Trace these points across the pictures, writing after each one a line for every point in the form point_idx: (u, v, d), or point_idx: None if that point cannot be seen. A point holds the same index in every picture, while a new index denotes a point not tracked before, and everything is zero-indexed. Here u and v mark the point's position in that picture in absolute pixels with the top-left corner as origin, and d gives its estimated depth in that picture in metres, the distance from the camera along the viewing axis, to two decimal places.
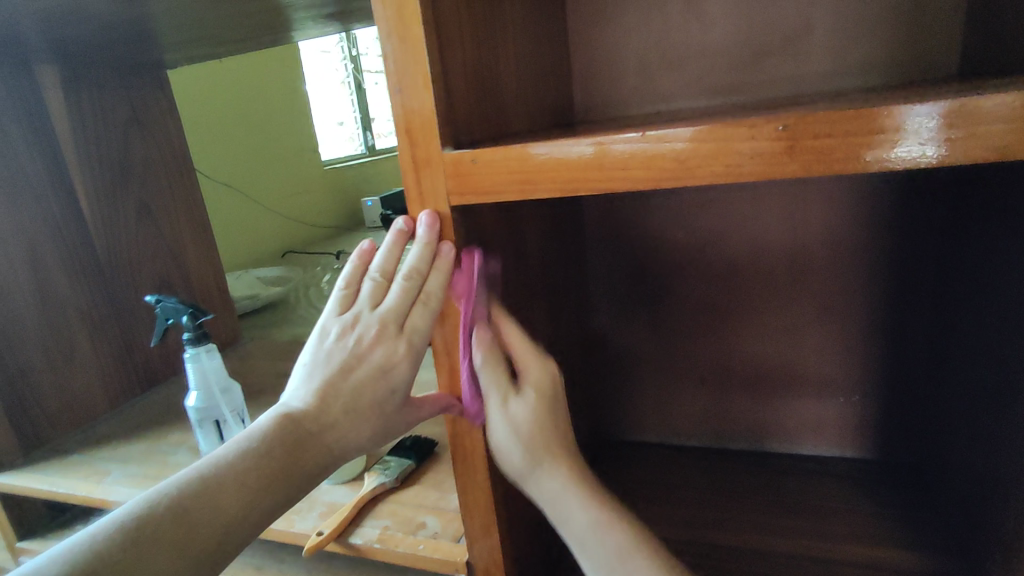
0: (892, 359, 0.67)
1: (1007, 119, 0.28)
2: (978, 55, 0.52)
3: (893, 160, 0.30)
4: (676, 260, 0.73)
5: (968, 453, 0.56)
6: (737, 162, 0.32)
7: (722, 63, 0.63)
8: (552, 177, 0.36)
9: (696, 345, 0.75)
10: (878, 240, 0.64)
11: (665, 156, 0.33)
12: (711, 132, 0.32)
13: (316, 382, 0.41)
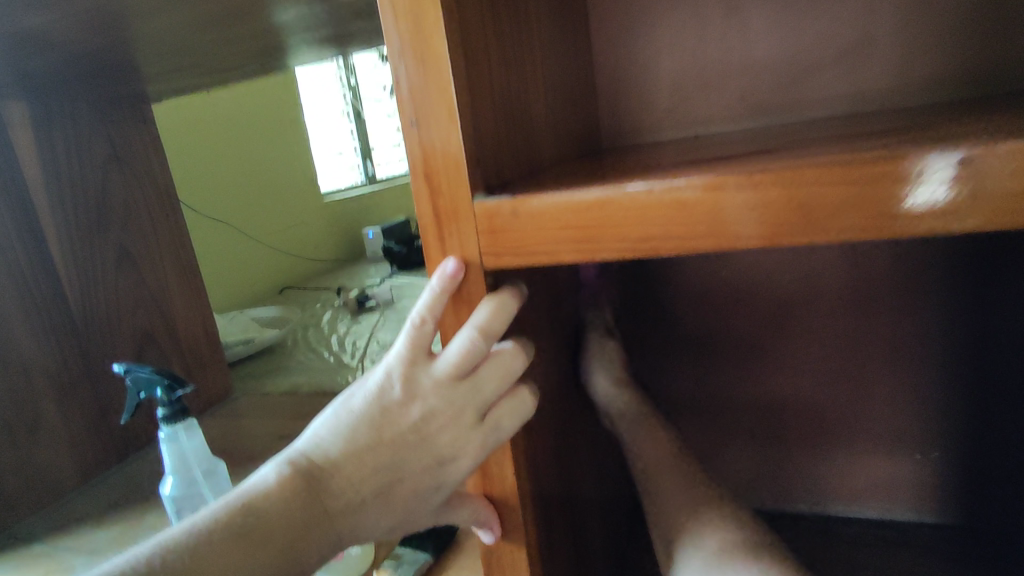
0: (975, 411, 0.58)
1: None
2: None
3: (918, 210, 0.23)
4: (718, 301, 0.65)
5: None
6: (823, 216, 0.25)
7: (771, 81, 0.56)
8: (609, 232, 0.28)
9: (744, 396, 0.66)
10: (953, 277, 0.56)
11: (742, 205, 0.26)
12: (787, 177, 0.25)
13: (357, 449, 0.31)
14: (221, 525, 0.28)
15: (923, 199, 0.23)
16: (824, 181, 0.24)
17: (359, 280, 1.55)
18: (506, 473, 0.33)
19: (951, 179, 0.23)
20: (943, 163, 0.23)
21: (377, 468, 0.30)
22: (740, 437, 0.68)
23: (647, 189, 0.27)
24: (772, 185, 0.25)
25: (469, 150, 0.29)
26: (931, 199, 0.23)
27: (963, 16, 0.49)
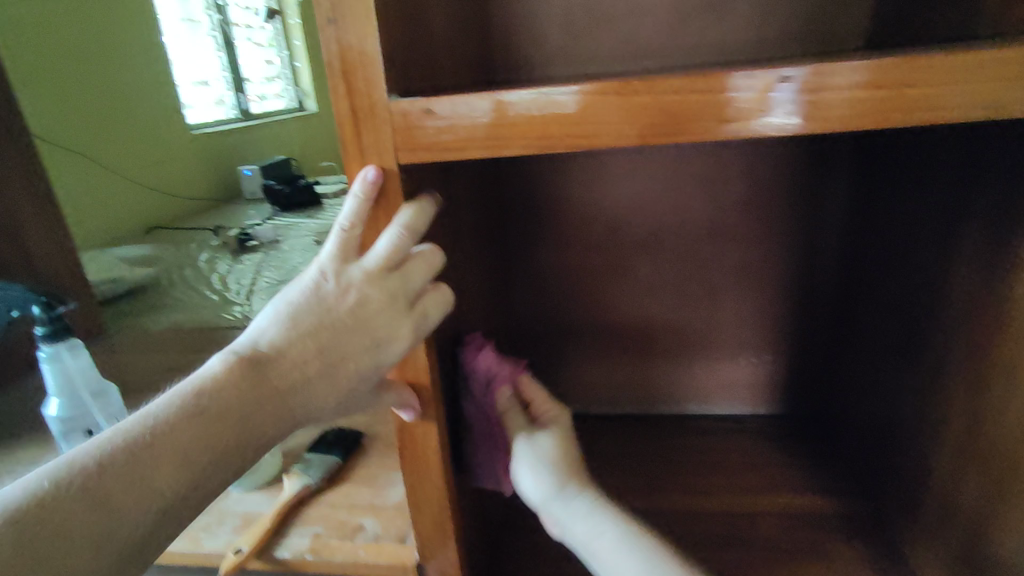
0: (800, 318, 0.71)
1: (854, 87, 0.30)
2: (889, 27, 0.55)
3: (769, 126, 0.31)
4: (601, 229, 0.71)
5: (867, 394, 0.61)
6: (659, 121, 0.31)
7: (652, 22, 0.61)
8: (518, 134, 0.32)
9: (620, 313, 0.75)
10: (792, 208, 0.67)
11: (600, 111, 0.31)
12: (635, 89, 0.31)
13: (297, 339, 0.34)
14: (171, 416, 0.32)
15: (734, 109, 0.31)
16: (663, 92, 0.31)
17: (238, 219, 1.47)
18: (419, 357, 0.37)
19: (793, 97, 0.30)
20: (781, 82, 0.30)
21: (314, 356, 0.34)
22: (619, 350, 0.77)
23: (524, 97, 0.31)
24: (623, 94, 0.31)
25: (384, 52, 0.32)
26: (774, 116, 0.31)
27: None
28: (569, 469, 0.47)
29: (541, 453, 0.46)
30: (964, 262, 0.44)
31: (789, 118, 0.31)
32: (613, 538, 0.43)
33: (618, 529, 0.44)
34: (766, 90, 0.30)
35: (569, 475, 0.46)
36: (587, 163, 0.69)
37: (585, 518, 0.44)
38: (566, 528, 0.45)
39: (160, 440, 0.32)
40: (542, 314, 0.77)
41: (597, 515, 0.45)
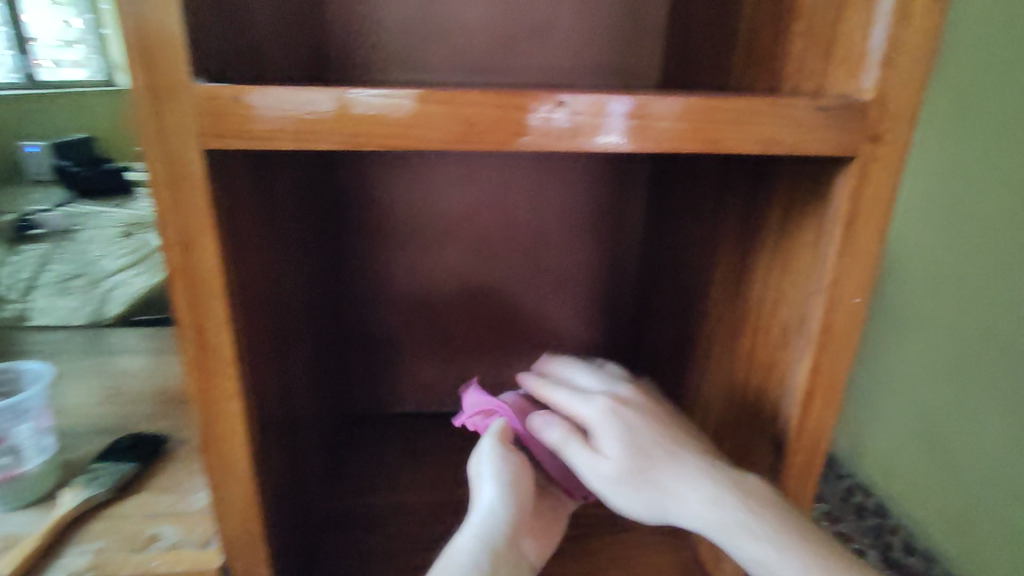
0: (609, 320, 0.80)
1: (673, 118, 0.34)
2: (675, 72, 0.66)
3: (601, 142, 0.35)
4: (433, 232, 0.74)
5: (659, 383, 0.71)
6: (477, 130, 0.34)
7: (481, 41, 0.66)
8: (362, 129, 0.33)
9: (451, 313, 0.79)
10: (602, 221, 0.75)
11: (423, 115, 0.33)
12: (470, 99, 0.34)
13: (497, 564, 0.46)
14: None
15: (555, 124, 0.34)
16: (492, 104, 0.34)
17: None
18: (224, 347, 0.36)
19: (626, 120, 0.34)
20: (617, 107, 0.34)
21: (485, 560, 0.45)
22: (451, 349, 0.81)
23: (369, 96, 0.33)
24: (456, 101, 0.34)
25: (187, 34, 0.31)
26: (603, 135, 0.35)
27: (609, 21, 0.68)
28: (635, 440, 0.44)
29: (608, 443, 0.45)
30: (723, 265, 0.56)
31: (617, 139, 0.35)
32: (720, 484, 0.43)
33: (728, 476, 0.43)
34: (602, 111, 0.34)
35: (642, 441, 0.44)
36: (418, 168, 0.71)
37: (666, 479, 0.43)
38: (658, 502, 0.43)
39: None
40: (375, 314, 0.78)
41: (688, 474, 0.43)
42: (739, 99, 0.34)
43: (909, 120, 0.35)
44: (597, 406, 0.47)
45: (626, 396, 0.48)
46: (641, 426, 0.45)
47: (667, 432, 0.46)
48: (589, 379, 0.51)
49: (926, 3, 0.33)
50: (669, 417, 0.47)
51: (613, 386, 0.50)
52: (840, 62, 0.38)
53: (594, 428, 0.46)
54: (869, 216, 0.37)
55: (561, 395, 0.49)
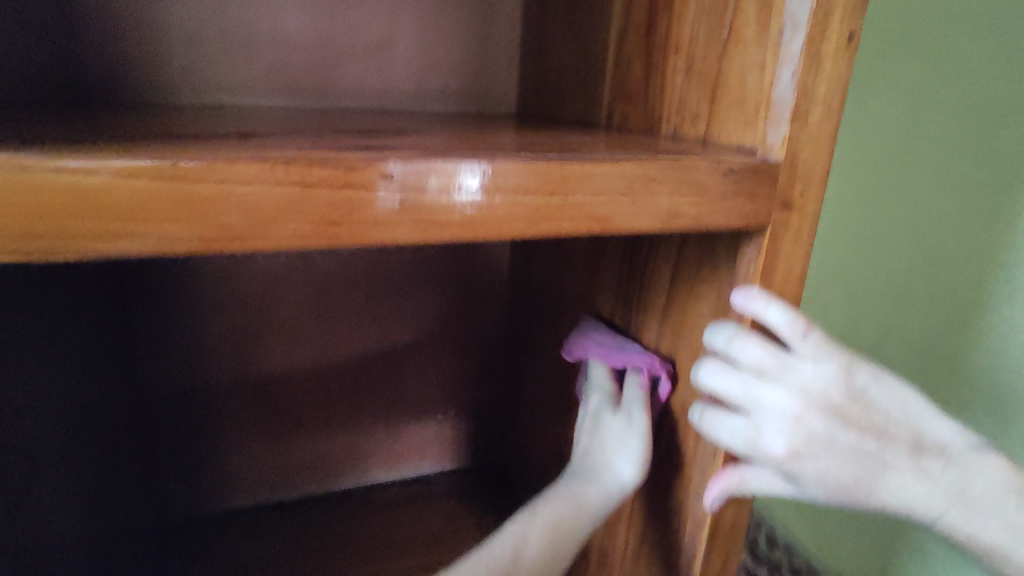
0: (477, 372, 0.72)
1: (542, 182, 0.25)
2: (532, 101, 0.59)
3: (449, 209, 0.24)
4: (256, 290, 0.60)
5: (540, 444, 0.64)
6: (297, 217, 0.23)
7: (302, 59, 0.54)
8: (157, 208, 0.21)
9: (289, 385, 0.64)
10: (461, 264, 0.66)
11: (225, 192, 0.21)
12: (282, 172, 0.22)
13: (546, 532, 0.40)
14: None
15: (401, 204, 0.24)
16: (319, 181, 0.22)
17: None
18: None
19: (483, 191, 0.25)
20: (470, 175, 0.24)
21: (562, 522, 0.40)
22: (297, 421, 0.66)
23: (169, 160, 0.21)
24: (263, 177, 0.22)
25: None
26: (457, 199, 0.24)
27: (455, 39, 0.59)
28: (849, 446, 0.31)
29: (817, 466, 0.31)
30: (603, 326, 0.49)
31: (474, 206, 0.25)
32: (938, 465, 0.33)
33: (938, 446, 0.33)
34: (450, 183, 0.24)
35: (851, 452, 0.31)
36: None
37: (906, 482, 0.32)
38: (896, 508, 0.33)
39: None
40: (186, 394, 0.60)
41: (900, 468, 0.32)
42: (614, 161, 0.26)
43: (821, 182, 0.30)
44: (777, 431, 0.31)
45: (833, 398, 0.31)
46: (841, 432, 0.31)
47: (875, 415, 0.32)
48: (762, 355, 0.31)
49: (835, 47, 0.28)
50: (874, 396, 0.32)
51: (821, 375, 0.31)
52: (731, 109, 0.32)
53: (800, 468, 0.32)
54: (782, 292, 0.31)
55: (730, 424, 0.33)
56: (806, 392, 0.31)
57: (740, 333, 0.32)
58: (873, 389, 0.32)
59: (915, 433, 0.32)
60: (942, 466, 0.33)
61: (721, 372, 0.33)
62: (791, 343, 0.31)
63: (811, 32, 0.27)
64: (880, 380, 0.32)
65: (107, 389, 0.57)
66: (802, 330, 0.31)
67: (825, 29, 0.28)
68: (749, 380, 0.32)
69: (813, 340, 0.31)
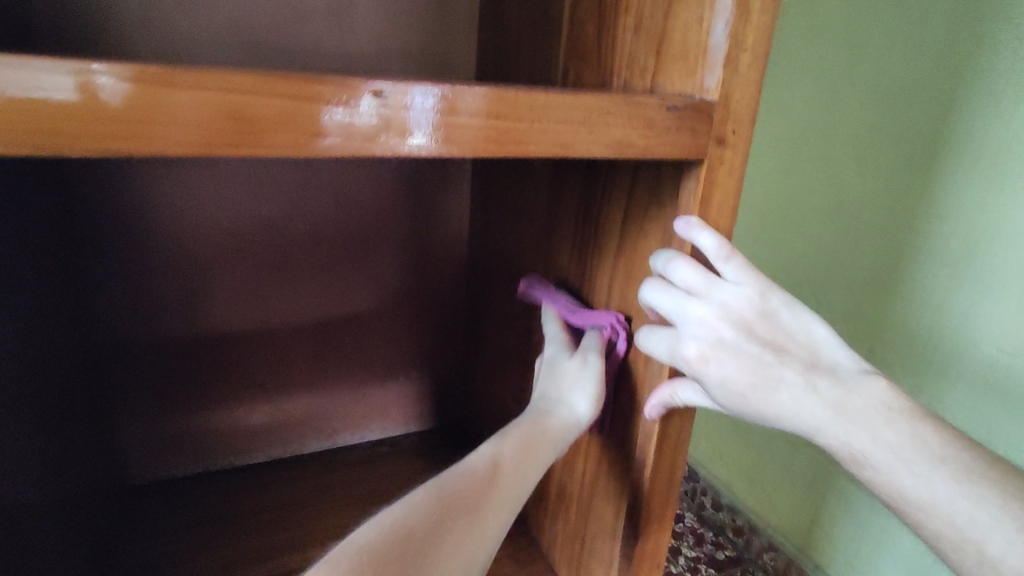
0: (439, 333, 0.74)
1: (488, 112, 0.28)
2: (490, 65, 0.62)
3: (399, 133, 0.27)
4: (217, 251, 0.60)
5: (500, 396, 0.67)
6: (253, 130, 0.25)
7: (262, 19, 0.56)
8: (118, 119, 0.23)
9: (253, 346, 0.65)
10: (422, 226, 0.69)
11: (183, 108, 0.24)
12: (233, 85, 0.25)
13: (518, 450, 0.42)
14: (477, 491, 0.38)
15: (350, 122, 0.27)
16: (270, 96, 0.25)
17: None
18: None
19: (430, 115, 0.28)
20: (416, 98, 0.27)
21: (534, 446, 0.42)
22: (263, 377, 0.67)
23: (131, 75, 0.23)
24: (217, 89, 0.24)
25: None
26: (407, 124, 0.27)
27: (415, 4, 0.61)
28: (748, 354, 0.35)
29: (720, 370, 0.36)
30: (561, 273, 0.52)
31: (426, 133, 0.28)
32: (833, 387, 0.34)
33: (837, 371, 0.35)
34: (396, 105, 0.27)
35: (750, 360, 0.35)
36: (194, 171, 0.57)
37: (798, 397, 0.35)
38: (789, 421, 0.35)
39: (470, 507, 0.37)
40: (150, 346, 0.61)
41: (794, 383, 0.35)
42: (562, 95, 0.30)
43: (751, 122, 0.34)
44: (690, 338, 0.36)
45: (740, 313, 0.35)
46: (743, 342, 0.35)
47: (779, 333, 0.35)
48: (688, 273, 0.35)
49: (762, 1, 0.32)
50: (782, 318, 0.36)
51: (731, 292, 0.35)
52: (674, 60, 0.36)
53: (705, 372, 0.36)
54: (718, 221, 0.36)
55: (659, 336, 0.37)
56: (719, 306, 0.35)
57: (676, 255, 0.36)
58: (783, 312, 0.36)
59: (817, 354, 0.35)
60: (836, 387, 0.34)
61: (654, 287, 0.37)
62: (715, 264, 0.35)
63: None
64: (792, 306, 0.36)
65: (70, 340, 0.55)
66: (726, 253, 0.35)
67: None
68: (676, 294, 0.36)
69: (733, 262, 0.35)
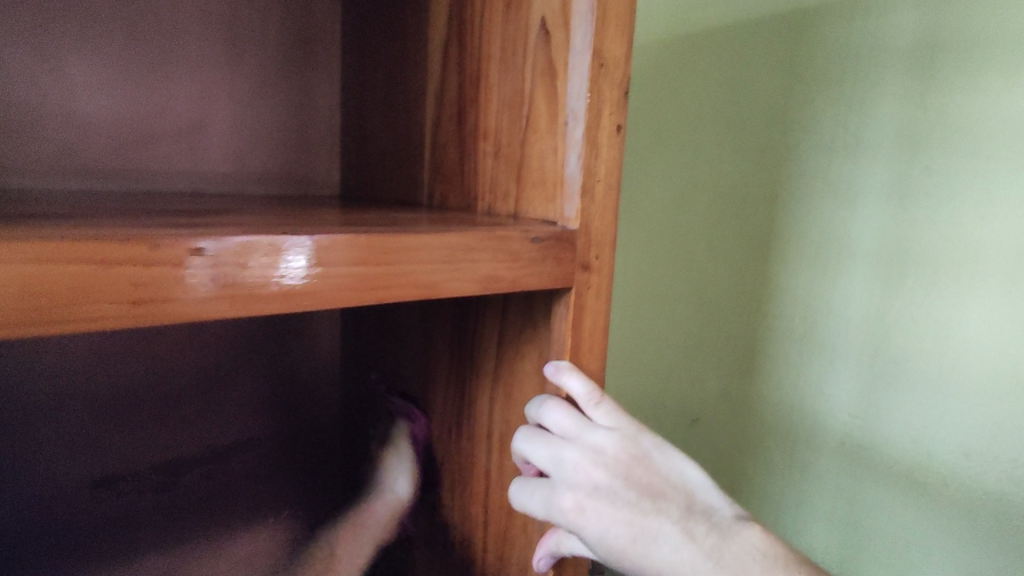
0: (309, 461, 0.69)
1: (346, 263, 0.27)
2: (353, 179, 0.61)
3: (278, 279, 0.26)
4: (48, 399, 0.52)
5: None
6: (99, 300, 0.22)
7: (96, 139, 0.51)
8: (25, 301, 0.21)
9: (87, 506, 0.56)
10: (288, 353, 0.65)
11: (86, 277, 0.22)
12: (46, 252, 0.21)
13: None
14: None
15: (211, 276, 0.24)
16: (86, 258, 0.22)
17: None
18: None
19: (308, 261, 0.26)
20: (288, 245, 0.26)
21: None
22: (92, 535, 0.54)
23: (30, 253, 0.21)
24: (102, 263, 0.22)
25: None
26: (285, 273, 0.26)
27: (272, 123, 0.59)
28: (626, 499, 0.34)
29: (599, 518, 0.34)
30: (441, 395, 0.50)
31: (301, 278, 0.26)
32: (709, 533, 0.34)
33: (711, 515, 0.34)
34: (270, 260, 0.25)
35: (628, 511, 0.34)
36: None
37: (677, 549, 0.33)
38: None
39: None
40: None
41: (672, 534, 0.33)
42: (422, 240, 0.29)
43: (611, 246, 0.35)
44: (566, 484, 0.34)
45: (617, 459, 0.34)
46: (620, 489, 0.34)
47: (655, 479, 0.35)
48: (561, 418, 0.35)
49: (608, 137, 0.34)
50: (657, 461, 0.35)
51: (603, 436, 0.35)
52: (533, 188, 0.37)
53: (586, 521, 0.34)
54: (590, 344, 0.36)
55: (536, 488, 0.36)
56: (593, 451, 0.35)
57: (548, 401, 0.36)
58: (657, 455, 0.35)
59: (690, 498, 0.35)
60: (712, 533, 0.34)
61: (530, 436, 0.36)
62: (586, 410, 0.35)
63: (588, 124, 0.33)
64: (663, 448, 0.36)
65: None
66: (595, 399, 0.35)
67: (599, 121, 0.34)
68: (551, 441, 0.35)
69: (601, 407, 0.35)
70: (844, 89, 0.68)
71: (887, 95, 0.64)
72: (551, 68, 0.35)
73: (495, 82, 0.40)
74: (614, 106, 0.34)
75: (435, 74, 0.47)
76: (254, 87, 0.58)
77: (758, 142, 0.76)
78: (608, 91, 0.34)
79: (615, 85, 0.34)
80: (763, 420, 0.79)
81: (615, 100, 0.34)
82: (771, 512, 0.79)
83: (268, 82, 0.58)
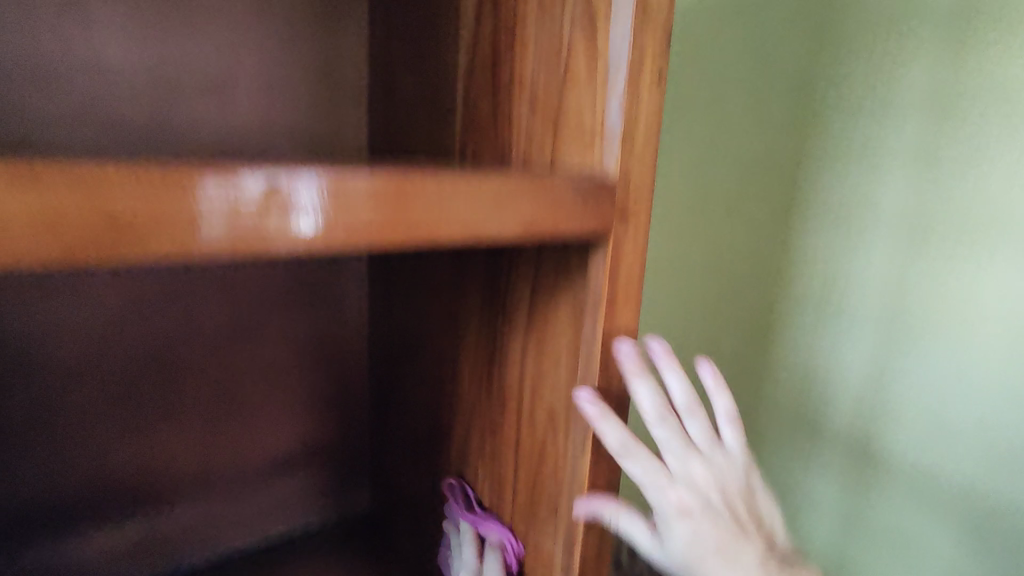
0: (338, 414, 0.71)
1: (374, 202, 0.28)
2: (382, 136, 0.61)
3: (293, 216, 0.26)
4: (89, 345, 0.55)
5: (413, 475, 0.63)
6: (142, 226, 0.24)
7: (130, 93, 0.52)
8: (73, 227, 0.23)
9: (130, 448, 0.59)
10: (316, 308, 0.67)
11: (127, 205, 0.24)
12: (88, 180, 0.23)
13: None
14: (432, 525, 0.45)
15: (230, 212, 0.25)
16: (120, 187, 0.23)
17: None
18: None
19: (320, 201, 0.27)
20: (304, 184, 0.27)
21: None
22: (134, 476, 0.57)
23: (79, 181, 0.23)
24: (138, 192, 0.24)
25: None
26: (300, 210, 0.27)
27: (301, 79, 0.59)
28: (727, 517, 0.37)
29: (700, 525, 0.36)
30: (471, 347, 0.51)
31: (314, 216, 0.27)
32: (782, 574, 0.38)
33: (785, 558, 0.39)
34: (286, 197, 0.26)
35: (726, 531, 0.36)
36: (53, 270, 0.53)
37: (736, 536, 0.37)
38: None
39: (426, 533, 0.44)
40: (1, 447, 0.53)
41: (755, 562, 0.37)
42: (461, 183, 0.30)
43: (649, 196, 0.36)
44: (685, 480, 0.36)
45: (732, 481, 0.38)
46: (726, 506, 0.37)
47: (752, 511, 0.38)
48: (699, 428, 0.38)
49: (649, 86, 0.34)
50: (757, 499, 0.39)
51: (727, 456, 0.38)
52: (571, 139, 0.37)
53: (687, 521, 0.36)
54: (626, 292, 0.36)
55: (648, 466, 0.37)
56: (717, 466, 0.37)
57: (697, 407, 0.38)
58: (759, 493, 0.39)
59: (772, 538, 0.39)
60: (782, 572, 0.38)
61: (666, 423, 0.37)
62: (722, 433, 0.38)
63: (630, 72, 0.33)
64: (765, 490, 0.40)
65: None
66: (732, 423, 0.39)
67: (641, 69, 0.34)
68: (684, 439, 0.37)
69: (667, 407, 0.37)
70: (874, 47, 0.66)
71: (919, 57, 0.63)
72: (592, 15, 0.35)
73: (533, 32, 0.40)
74: (656, 55, 0.34)
75: (469, 26, 0.47)
76: (284, 41, 0.58)
77: (783, 104, 0.75)
78: (650, 39, 0.34)
79: (657, 32, 0.34)
80: (777, 385, 0.80)
81: (657, 49, 0.34)
82: (786, 473, 0.80)
83: (298, 36, 0.59)
